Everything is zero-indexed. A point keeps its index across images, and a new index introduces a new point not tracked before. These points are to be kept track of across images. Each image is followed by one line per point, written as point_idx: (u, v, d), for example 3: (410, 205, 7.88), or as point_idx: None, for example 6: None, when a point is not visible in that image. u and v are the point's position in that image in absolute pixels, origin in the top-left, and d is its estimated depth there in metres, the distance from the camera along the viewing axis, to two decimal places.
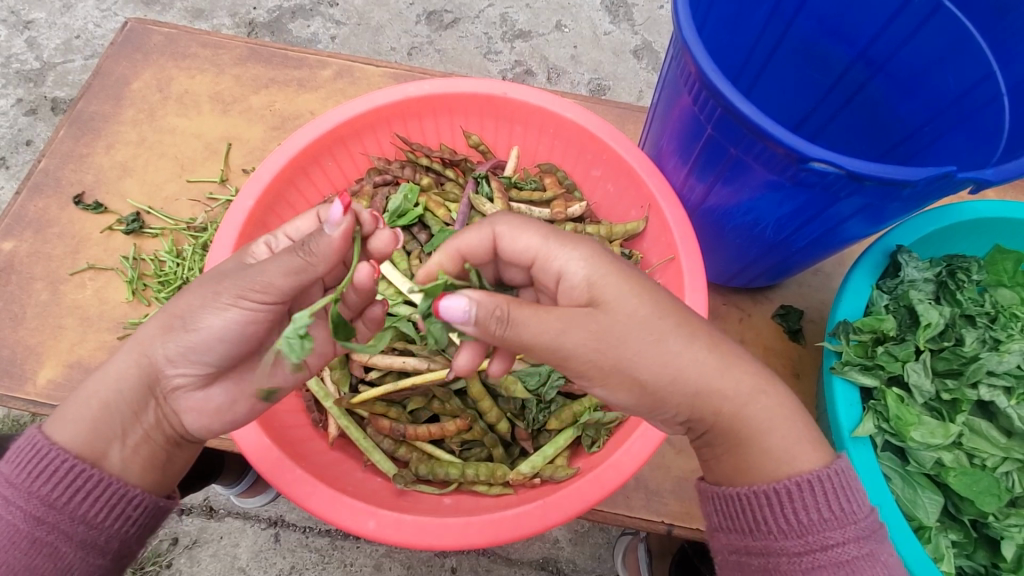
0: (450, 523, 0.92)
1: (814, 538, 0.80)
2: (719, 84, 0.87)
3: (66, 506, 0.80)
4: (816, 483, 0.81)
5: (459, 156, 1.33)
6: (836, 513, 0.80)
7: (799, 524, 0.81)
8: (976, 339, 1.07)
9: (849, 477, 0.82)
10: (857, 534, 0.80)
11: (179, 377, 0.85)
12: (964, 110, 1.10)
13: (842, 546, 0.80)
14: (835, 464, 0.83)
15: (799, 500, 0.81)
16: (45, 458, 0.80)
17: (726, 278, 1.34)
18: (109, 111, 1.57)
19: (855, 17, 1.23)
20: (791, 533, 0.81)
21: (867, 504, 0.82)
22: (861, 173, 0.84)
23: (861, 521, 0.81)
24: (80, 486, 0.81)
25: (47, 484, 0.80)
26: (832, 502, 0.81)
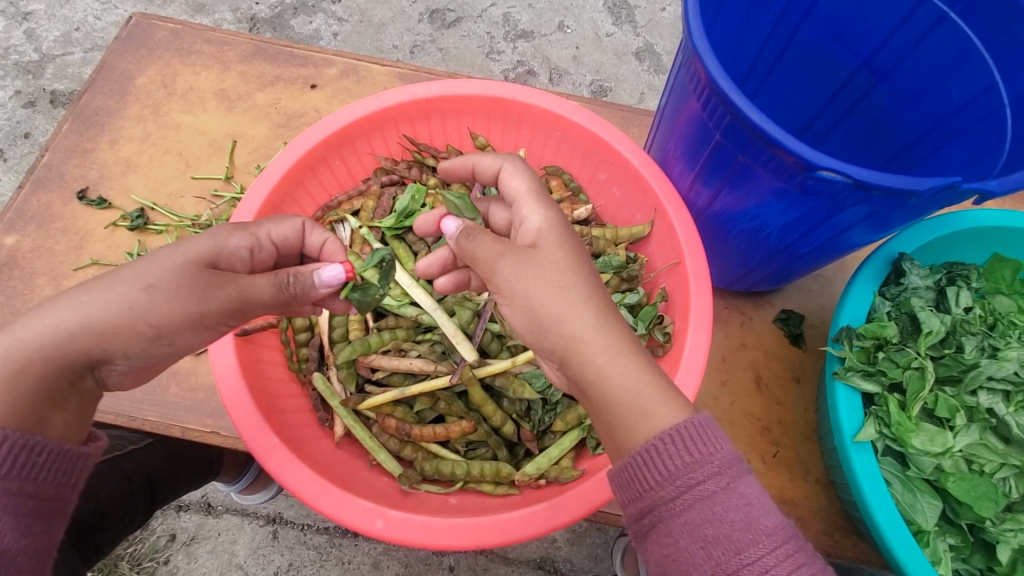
0: (458, 523, 0.93)
1: (681, 483, 0.74)
2: (729, 92, 0.88)
3: (41, 472, 0.82)
4: (670, 436, 0.75)
5: (465, 157, 1.34)
6: (688, 459, 0.75)
7: (662, 478, 0.75)
8: (976, 346, 1.08)
9: (692, 431, 0.75)
10: (716, 471, 0.74)
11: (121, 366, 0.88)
12: (966, 120, 1.11)
13: (705, 484, 0.74)
14: (667, 428, 0.76)
15: (662, 449, 0.75)
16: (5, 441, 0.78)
17: (728, 282, 1.35)
18: (113, 106, 1.57)
19: (861, 26, 1.24)
20: (659, 486, 0.75)
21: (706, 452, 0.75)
22: (868, 183, 0.85)
23: (712, 463, 0.75)
24: (26, 453, 0.80)
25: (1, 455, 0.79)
26: (685, 449, 0.75)
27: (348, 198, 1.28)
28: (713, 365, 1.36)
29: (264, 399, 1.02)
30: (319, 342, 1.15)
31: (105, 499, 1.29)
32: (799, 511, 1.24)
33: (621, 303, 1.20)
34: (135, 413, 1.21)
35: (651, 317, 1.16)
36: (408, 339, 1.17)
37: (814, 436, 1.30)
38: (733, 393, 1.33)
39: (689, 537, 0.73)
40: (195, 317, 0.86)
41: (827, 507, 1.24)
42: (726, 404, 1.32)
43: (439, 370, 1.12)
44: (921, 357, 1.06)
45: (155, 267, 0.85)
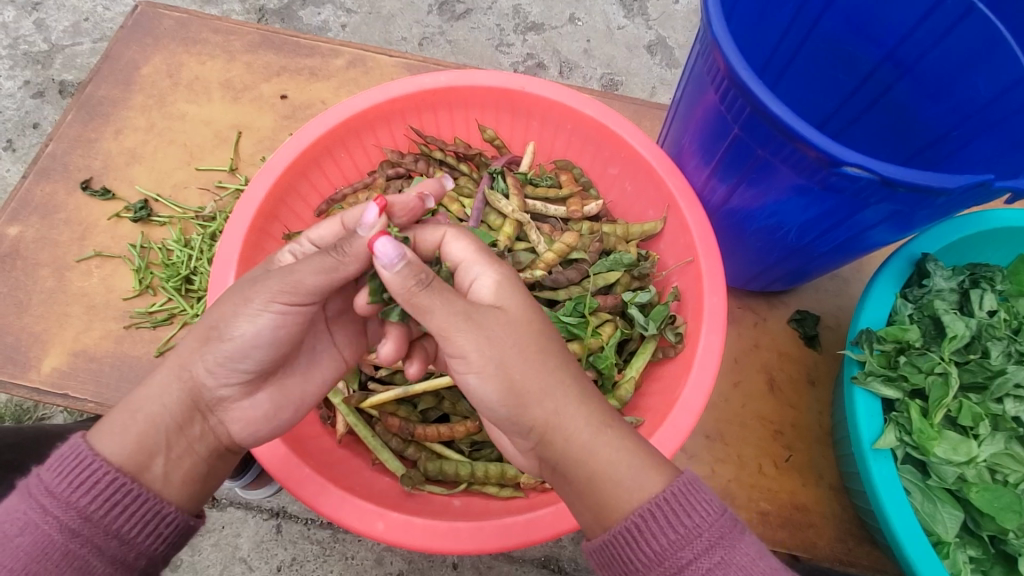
0: (461, 527, 0.90)
1: (669, 563, 0.73)
2: (749, 83, 0.84)
3: (102, 518, 0.75)
4: (652, 510, 0.73)
5: (473, 150, 1.30)
6: (681, 532, 0.73)
7: (653, 554, 0.73)
8: (1002, 352, 1.03)
9: (683, 492, 0.74)
10: (707, 546, 0.73)
11: (223, 389, 0.82)
12: (995, 115, 1.06)
13: (696, 564, 0.72)
14: (672, 482, 0.75)
15: (644, 530, 0.73)
16: (88, 467, 0.76)
17: (742, 282, 1.31)
18: (117, 96, 1.55)
19: (886, 17, 1.20)
20: (651, 563, 0.73)
21: (712, 512, 0.74)
22: (894, 180, 0.81)
23: (707, 533, 0.73)
24: (113, 497, 0.76)
25: (87, 494, 0.75)
26: (676, 520, 0.73)
27: (354, 191, 1.26)
28: (725, 366, 1.32)
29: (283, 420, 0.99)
30: None
31: None
32: (811, 518, 1.21)
33: (632, 301, 1.16)
34: None
35: (663, 317, 1.13)
36: None
37: (828, 441, 1.26)
38: (745, 395, 1.29)
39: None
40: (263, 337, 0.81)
41: (841, 514, 1.21)
42: (737, 407, 1.28)
43: (444, 369, 1.08)
44: (944, 362, 1.01)
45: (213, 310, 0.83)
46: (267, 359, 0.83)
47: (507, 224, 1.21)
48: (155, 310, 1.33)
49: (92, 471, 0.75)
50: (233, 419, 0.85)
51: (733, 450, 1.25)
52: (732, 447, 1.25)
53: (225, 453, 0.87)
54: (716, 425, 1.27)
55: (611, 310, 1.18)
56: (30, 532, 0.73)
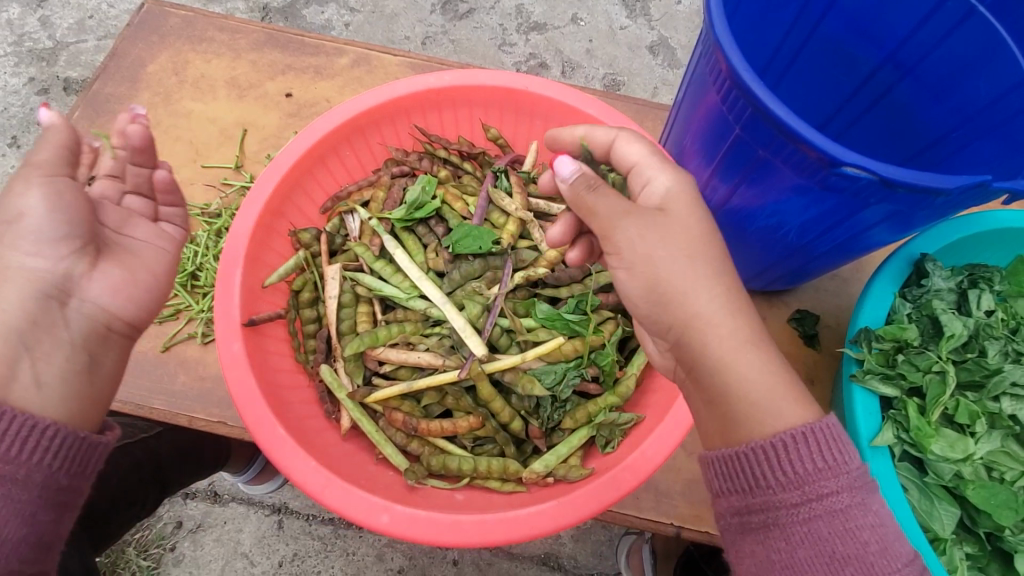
0: (464, 520, 0.92)
1: (808, 489, 0.75)
2: (751, 84, 0.85)
3: (20, 457, 0.80)
4: (797, 436, 0.76)
5: (477, 149, 1.32)
6: (828, 463, 0.75)
7: (787, 478, 0.76)
8: (1000, 351, 1.04)
9: (832, 431, 0.77)
10: (850, 485, 0.75)
11: (43, 261, 0.85)
12: (995, 117, 1.07)
13: (835, 497, 0.75)
14: (821, 418, 0.78)
15: (785, 451, 0.76)
16: None
17: (742, 281, 1.32)
18: (124, 93, 1.56)
19: (887, 19, 1.21)
20: (785, 485, 0.76)
21: (856, 458, 0.76)
22: (893, 180, 0.82)
23: (850, 474, 0.75)
24: (23, 437, 0.80)
25: None
26: (825, 452, 0.76)
27: (358, 189, 1.26)
28: None
29: (252, 327, 1.06)
30: (327, 333, 1.15)
31: (104, 485, 1.31)
32: None
33: None
34: (143, 402, 1.25)
35: None
36: (417, 332, 1.14)
37: None
38: None
39: (807, 545, 0.74)
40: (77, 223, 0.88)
41: None
42: None
43: (448, 365, 1.10)
44: (942, 360, 1.02)
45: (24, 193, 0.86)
46: (77, 227, 0.87)
47: (511, 223, 1.21)
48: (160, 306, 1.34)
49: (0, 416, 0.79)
50: (97, 293, 0.90)
51: None
52: None
53: (105, 334, 0.92)
54: None
55: (613, 308, 1.17)
56: None
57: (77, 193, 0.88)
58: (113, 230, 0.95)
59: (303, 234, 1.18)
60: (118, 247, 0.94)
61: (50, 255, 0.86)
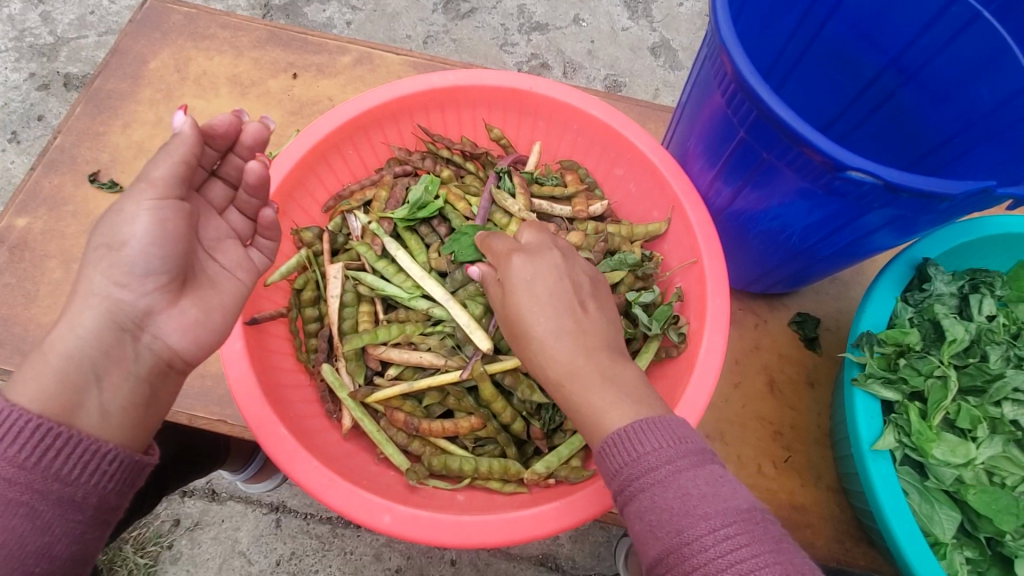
0: (465, 521, 0.91)
1: (624, 481, 0.78)
2: (756, 87, 0.85)
3: (37, 465, 0.70)
4: (626, 432, 0.79)
5: (480, 149, 1.32)
6: (632, 454, 0.77)
7: (618, 469, 0.78)
8: (1001, 356, 1.05)
9: (643, 427, 0.78)
10: (652, 475, 0.76)
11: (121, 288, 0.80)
12: (996, 123, 1.07)
13: (641, 488, 0.76)
14: (638, 417, 0.80)
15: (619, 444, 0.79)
16: (9, 423, 0.70)
17: (744, 284, 1.32)
18: (126, 89, 1.55)
19: (891, 23, 1.21)
20: (614, 476, 0.79)
21: (662, 448, 0.77)
22: (898, 185, 0.82)
23: (655, 465, 0.76)
24: (41, 442, 0.71)
25: (13, 446, 0.70)
26: (628, 447, 0.78)
27: (361, 188, 1.26)
28: (726, 367, 1.33)
29: (253, 327, 1.05)
30: (328, 332, 1.14)
31: None
32: (810, 518, 1.22)
33: (636, 301, 1.17)
34: None
35: (666, 317, 1.14)
36: (418, 332, 1.14)
37: (827, 442, 1.28)
38: (746, 396, 1.31)
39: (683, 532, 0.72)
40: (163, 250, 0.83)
41: (839, 515, 1.22)
42: (738, 407, 1.29)
43: (449, 365, 1.09)
44: (943, 365, 1.03)
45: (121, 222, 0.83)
46: (169, 261, 0.83)
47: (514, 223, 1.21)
48: None
49: (36, 426, 0.70)
50: (169, 331, 0.83)
51: (733, 450, 1.26)
52: (732, 447, 1.26)
53: (168, 369, 0.84)
54: (717, 425, 1.28)
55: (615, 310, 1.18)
56: None
57: (180, 221, 0.85)
58: (205, 255, 0.93)
59: (306, 233, 1.18)
60: (203, 279, 0.90)
61: (135, 287, 0.81)
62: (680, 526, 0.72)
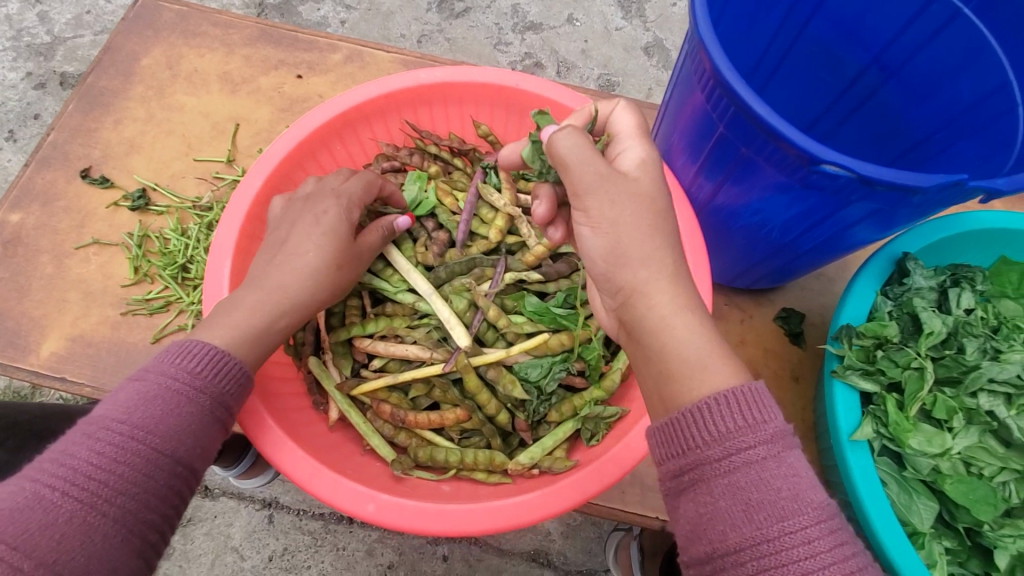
0: (448, 510, 0.93)
1: (721, 451, 0.72)
2: (734, 83, 0.87)
3: (227, 400, 0.89)
4: (730, 399, 0.74)
5: (467, 145, 1.34)
6: (740, 424, 0.73)
7: (712, 438, 0.73)
8: (977, 348, 1.06)
9: (749, 396, 0.74)
10: (757, 449, 0.71)
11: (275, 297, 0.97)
12: (977, 119, 1.09)
13: (741, 462, 0.71)
14: (744, 385, 0.75)
15: (717, 412, 0.74)
16: (220, 360, 0.88)
17: (729, 279, 1.34)
18: (118, 86, 1.56)
19: (873, 22, 1.22)
20: (706, 445, 0.73)
21: (771, 424, 0.73)
22: (872, 178, 0.83)
23: (762, 439, 0.72)
24: (240, 382, 0.90)
25: (218, 380, 0.88)
26: (735, 415, 0.73)
27: None
28: None
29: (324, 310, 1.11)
30: (315, 326, 1.14)
31: None
32: None
33: None
34: None
35: None
36: (405, 325, 1.15)
37: (811, 435, 1.29)
38: None
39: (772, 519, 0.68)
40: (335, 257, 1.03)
41: None
42: None
43: (434, 358, 1.10)
44: (920, 357, 1.04)
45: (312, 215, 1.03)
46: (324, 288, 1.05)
47: (499, 218, 1.21)
48: (152, 298, 1.35)
49: (243, 369, 0.91)
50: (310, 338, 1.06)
51: None
52: None
53: None
54: None
55: None
56: (167, 408, 0.83)
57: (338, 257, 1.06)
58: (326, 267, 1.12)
59: None
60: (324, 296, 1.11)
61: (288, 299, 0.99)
62: (783, 511, 0.68)
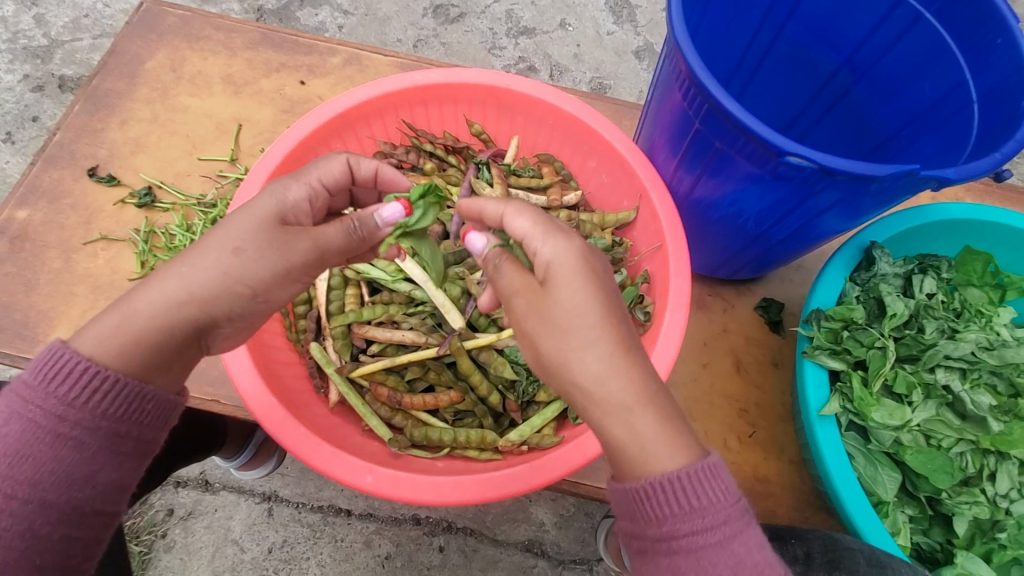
0: (442, 481, 0.99)
1: (667, 530, 0.73)
2: (706, 82, 0.94)
3: (85, 404, 0.79)
4: (673, 479, 0.72)
5: (461, 144, 1.41)
6: (686, 507, 0.72)
7: (658, 517, 0.74)
8: (936, 328, 1.13)
9: (701, 475, 0.73)
10: (704, 528, 0.72)
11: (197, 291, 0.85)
12: (941, 114, 1.17)
13: (688, 540, 0.73)
14: (693, 462, 0.73)
15: (660, 494, 0.73)
16: (61, 359, 0.78)
17: (711, 269, 1.41)
18: (123, 88, 1.62)
19: (844, 25, 1.29)
20: (651, 523, 0.74)
21: (719, 501, 0.73)
22: (833, 168, 0.90)
23: (708, 517, 0.72)
24: (96, 383, 0.79)
25: (63, 383, 0.78)
26: (683, 497, 0.73)
27: None
28: (695, 349, 1.41)
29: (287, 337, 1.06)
30: (316, 313, 1.21)
31: None
32: (772, 489, 1.30)
33: None
34: None
35: (633, 296, 1.22)
36: (401, 312, 1.22)
37: (789, 418, 1.36)
38: (713, 375, 1.39)
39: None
40: (282, 272, 0.90)
41: (800, 486, 1.30)
42: (705, 386, 1.37)
43: (429, 342, 1.17)
44: (883, 337, 1.11)
45: (235, 228, 0.89)
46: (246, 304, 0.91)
47: None
48: None
49: (95, 368, 0.79)
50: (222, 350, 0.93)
51: (701, 426, 1.34)
52: (700, 423, 1.34)
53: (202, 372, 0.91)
54: (686, 402, 1.36)
55: None
56: (21, 425, 0.78)
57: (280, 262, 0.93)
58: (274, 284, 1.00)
59: None
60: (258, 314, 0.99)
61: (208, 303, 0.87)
62: None
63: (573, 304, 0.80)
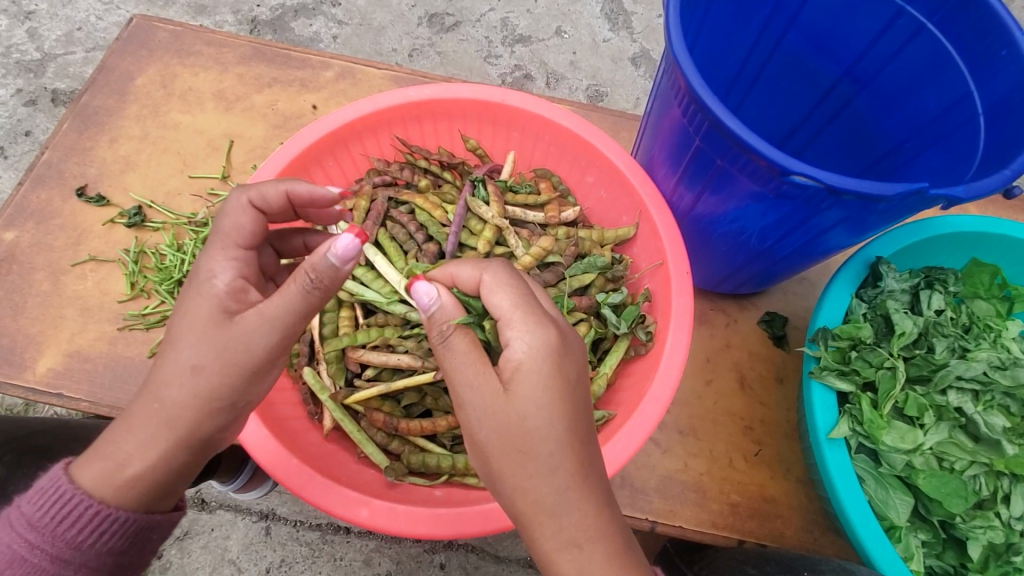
0: (441, 513, 0.95)
1: None
2: (706, 100, 0.91)
3: (88, 546, 0.83)
4: None
5: (456, 159, 1.35)
6: None
7: None
8: (947, 347, 1.11)
9: None
10: None
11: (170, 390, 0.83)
12: (945, 127, 1.14)
13: None
14: None
15: None
16: (64, 503, 0.82)
17: (713, 284, 1.38)
18: (112, 105, 1.59)
19: (844, 36, 1.27)
20: None
21: None
22: (839, 187, 0.88)
23: None
24: (98, 527, 0.82)
25: (67, 527, 0.82)
26: None
27: None
28: (698, 366, 1.38)
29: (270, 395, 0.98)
30: (309, 337, 1.19)
31: None
32: (779, 509, 1.27)
33: (605, 301, 1.22)
34: None
35: (634, 316, 1.19)
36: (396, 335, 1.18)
37: (795, 435, 1.32)
38: (717, 393, 1.35)
39: None
40: (236, 360, 0.84)
41: (807, 505, 1.27)
42: (709, 403, 1.34)
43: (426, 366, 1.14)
44: (892, 357, 1.09)
45: (184, 316, 0.86)
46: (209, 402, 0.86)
47: (488, 229, 1.25)
48: (148, 312, 1.38)
49: (95, 517, 0.82)
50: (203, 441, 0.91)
51: (706, 446, 1.30)
52: (705, 442, 1.31)
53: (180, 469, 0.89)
54: (690, 421, 1.33)
55: (586, 310, 1.23)
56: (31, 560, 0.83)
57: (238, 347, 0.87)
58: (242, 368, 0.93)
59: None
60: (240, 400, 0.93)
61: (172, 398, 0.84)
62: None
63: (533, 419, 0.78)
